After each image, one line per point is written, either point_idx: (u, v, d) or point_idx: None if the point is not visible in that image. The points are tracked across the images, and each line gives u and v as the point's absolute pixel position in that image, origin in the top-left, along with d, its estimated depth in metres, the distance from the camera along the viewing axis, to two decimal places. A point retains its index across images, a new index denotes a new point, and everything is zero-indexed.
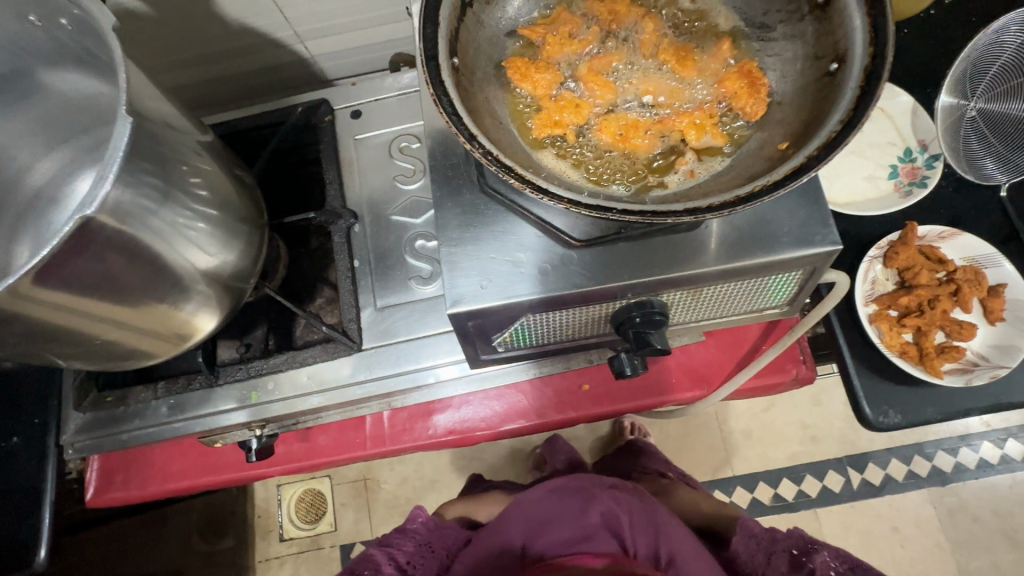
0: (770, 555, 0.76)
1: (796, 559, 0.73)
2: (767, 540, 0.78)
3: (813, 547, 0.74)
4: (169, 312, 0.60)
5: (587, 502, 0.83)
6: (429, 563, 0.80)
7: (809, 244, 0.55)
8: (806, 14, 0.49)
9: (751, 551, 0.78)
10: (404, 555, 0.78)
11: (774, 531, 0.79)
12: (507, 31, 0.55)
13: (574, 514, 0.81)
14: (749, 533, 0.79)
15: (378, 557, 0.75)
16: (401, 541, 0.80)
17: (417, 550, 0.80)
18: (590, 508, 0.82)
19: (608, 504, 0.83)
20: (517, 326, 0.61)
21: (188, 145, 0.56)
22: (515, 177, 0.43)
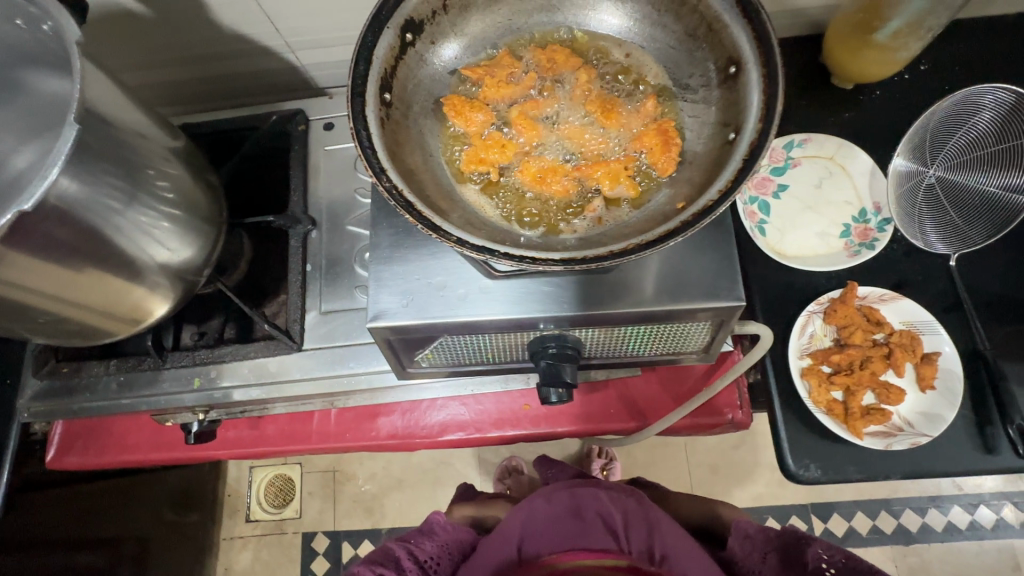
0: (764, 555, 0.77)
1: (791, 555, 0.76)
2: (761, 538, 0.79)
3: (806, 541, 0.76)
4: (114, 299, 0.63)
5: (583, 500, 0.88)
6: (447, 563, 0.88)
7: (713, 298, 0.58)
8: (721, 83, 0.52)
9: (746, 551, 0.79)
10: (424, 554, 0.87)
11: (768, 529, 0.80)
12: (450, 69, 0.59)
13: (570, 512, 0.86)
14: (743, 535, 0.80)
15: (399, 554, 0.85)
16: (422, 540, 0.89)
17: (437, 549, 0.89)
18: (586, 506, 0.87)
19: (604, 502, 0.87)
20: (436, 344, 0.64)
21: (143, 145, 0.61)
22: (413, 213, 0.47)
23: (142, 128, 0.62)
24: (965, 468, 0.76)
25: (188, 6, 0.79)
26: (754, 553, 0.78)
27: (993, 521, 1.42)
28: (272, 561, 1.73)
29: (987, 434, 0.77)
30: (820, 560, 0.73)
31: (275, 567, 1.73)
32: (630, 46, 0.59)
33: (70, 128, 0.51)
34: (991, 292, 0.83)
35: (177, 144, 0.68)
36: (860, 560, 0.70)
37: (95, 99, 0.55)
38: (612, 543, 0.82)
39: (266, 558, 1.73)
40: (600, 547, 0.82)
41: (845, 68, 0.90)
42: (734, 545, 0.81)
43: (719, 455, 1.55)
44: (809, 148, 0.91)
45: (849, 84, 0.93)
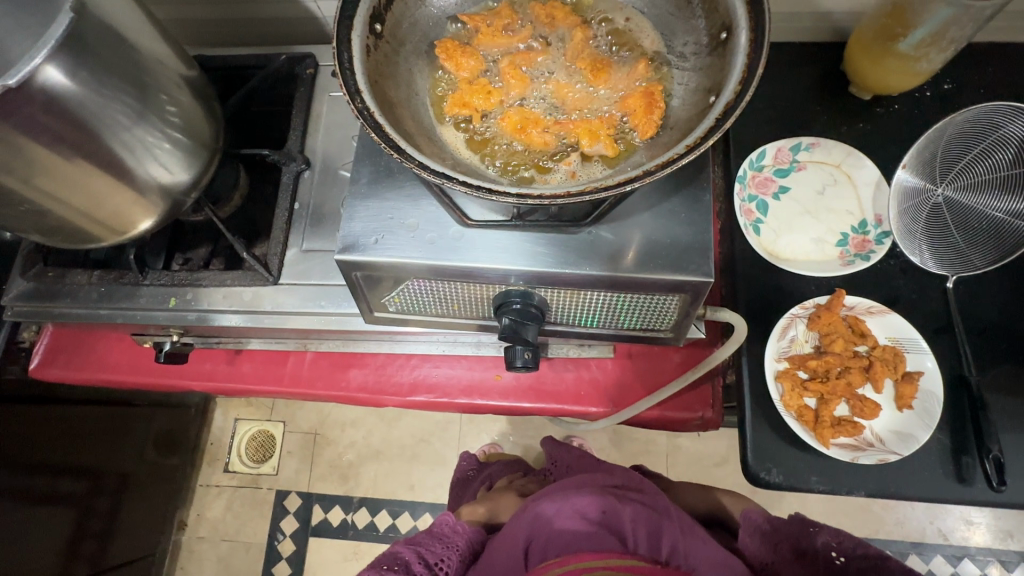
0: (776, 548, 0.79)
1: (800, 546, 0.78)
2: (770, 530, 0.81)
3: (812, 530, 0.77)
4: (100, 201, 0.65)
5: (587, 501, 0.84)
6: (457, 563, 0.93)
7: (681, 272, 0.57)
8: (711, 49, 0.51)
9: (757, 543, 0.81)
10: (433, 556, 0.92)
11: (775, 519, 0.82)
12: (448, 15, 0.59)
13: (575, 513, 0.83)
14: (754, 528, 0.82)
15: (407, 557, 0.91)
16: (430, 543, 0.94)
17: (444, 550, 0.93)
18: (591, 507, 0.83)
19: (608, 501, 0.84)
20: (404, 287, 0.64)
21: (145, 57, 0.62)
22: (381, 136, 0.47)
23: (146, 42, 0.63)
24: (934, 493, 0.73)
25: None
26: (765, 545, 0.80)
27: None
28: (243, 513, 1.75)
29: (961, 464, 0.74)
30: (830, 549, 0.75)
31: (245, 519, 1.75)
32: (630, 9, 0.58)
33: (65, 16, 0.54)
34: (986, 320, 0.80)
35: (182, 65, 0.70)
36: (868, 547, 0.73)
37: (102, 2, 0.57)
38: (619, 545, 0.80)
39: (238, 509, 1.75)
40: (609, 549, 0.79)
41: (864, 76, 0.88)
42: (745, 540, 0.82)
43: (699, 469, 1.52)
44: (817, 152, 0.89)
45: (867, 95, 0.91)
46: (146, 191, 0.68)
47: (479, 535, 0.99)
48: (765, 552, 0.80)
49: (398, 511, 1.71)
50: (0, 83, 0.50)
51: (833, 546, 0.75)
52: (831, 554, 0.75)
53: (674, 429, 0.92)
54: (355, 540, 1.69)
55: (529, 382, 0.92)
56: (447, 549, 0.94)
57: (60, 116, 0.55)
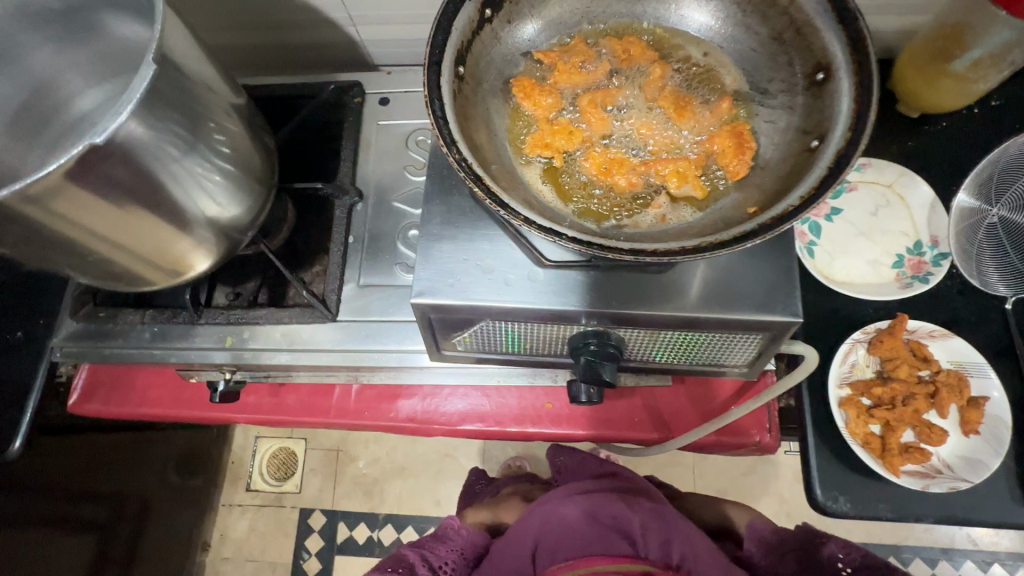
0: (782, 557, 0.83)
1: (806, 556, 0.80)
2: (776, 541, 0.85)
3: (819, 540, 0.81)
4: (165, 245, 0.64)
5: (598, 505, 0.84)
6: (460, 565, 0.92)
7: (769, 311, 0.56)
8: (803, 89, 0.50)
9: (763, 552, 0.85)
10: (437, 560, 0.90)
11: (782, 531, 0.86)
12: (523, 51, 0.58)
13: (585, 516, 0.83)
14: (760, 539, 0.86)
15: (412, 559, 0.88)
16: (434, 545, 0.93)
17: (448, 553, 0.92)
18: (600, 509, 0.84)
19: (618, 506, 0.84)
20: (477, 328, 0.63)
21: (213, 100, 0.61)
22: (481, 187, 0.46)
23: (210, 81, 0.62)
24: (1004, 519, 0.73)
25: None
26: (772, 554, 0.84)
27: None
28: (268, 533, 1.73)
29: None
30: (836, 560, 0.78)
31: (270, 539, 1.73)
32: (708, 45, 0.58)
33: (147, 67, 0.52)
34: None
35: (241, 102, 0.68)
36: (874, 558, 0.76)
37: (173, 45, 0.55)
38: (628, 548, 0.79)
39: (262, 529, 1.74)
40: (618, 552, 0.78)
41: (916, 96, 0.87)
42: (751, 549, 0.86)
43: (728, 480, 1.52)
44: (868, 173, 0.88)
45: (915, 113, 0.90)
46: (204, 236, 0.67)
47: (483, 539, 0.97)
48: (770, 562, 0.83)
49: (424, 527, 1.70)
50: (87, 142, 0.48)
51: (838, 557, 0.78)
52: (837, 565, 0.78)
53: (724, 453, 0.91)
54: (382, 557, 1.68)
55: (579, 409, 0.91)
56: (449, 551, 0.92)
57: (135, 165, 0.53)
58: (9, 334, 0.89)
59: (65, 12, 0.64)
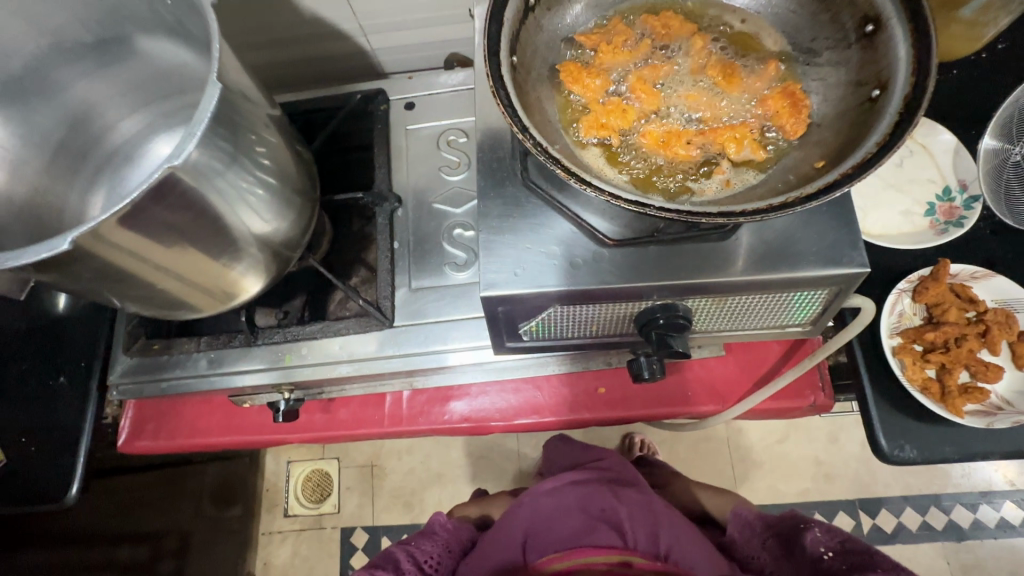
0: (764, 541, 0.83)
1: (787, 539, 0.80)
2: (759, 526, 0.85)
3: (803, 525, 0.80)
4: (221, 270, 0.66)
5: (588, 497, 0.88)
6: (447, 559, 0.90)
7: (836, 264, 0.57)
8: (852, 43, 0.51)
9: (746, 536, 0.86)
10: (423, 554, 0.88)
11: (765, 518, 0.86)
12: (564, 37, 0.59)
13: (577, 509, 0.86)
14: (743, 523, 0.88)
15: (397, 556, 0.86)
16: (421, 542, 0.91)
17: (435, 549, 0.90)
18: (590, 502, 0.87)
19: (607, 498, 0.87)
20: (544, 316, 0.64)
21: (258, 117, 0.62)
22: (561, 167, 0.46)
23: (250, 98, 0.62)
24: None
25: None
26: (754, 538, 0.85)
27: None
28: (311, 555, 1.72)
29: None
30: (819, 544, 0.75)
31: (315, 562, 1.71)
32: (745, 12, 0.59)
33: (212, 87, 0.53)
34: None
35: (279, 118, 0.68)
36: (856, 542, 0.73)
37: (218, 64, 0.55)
38: (618, 540, 0.82)
39: (306, 553, 1.72)
40: (607, 544, 0.82)
41: None
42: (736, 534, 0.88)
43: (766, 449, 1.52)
44: None
45: None
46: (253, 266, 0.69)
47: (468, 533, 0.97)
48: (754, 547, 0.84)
49: None
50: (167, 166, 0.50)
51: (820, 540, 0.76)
52: (819, 551, 0.75)
53: (779, 417, 0.92)
54: None
55: (629, 390, 0.91)
56: (435, 545, 0.91)
57: (196, 186, 0.54)
58: (53, 380, 0.88)
59: (96, 42, 0.63)
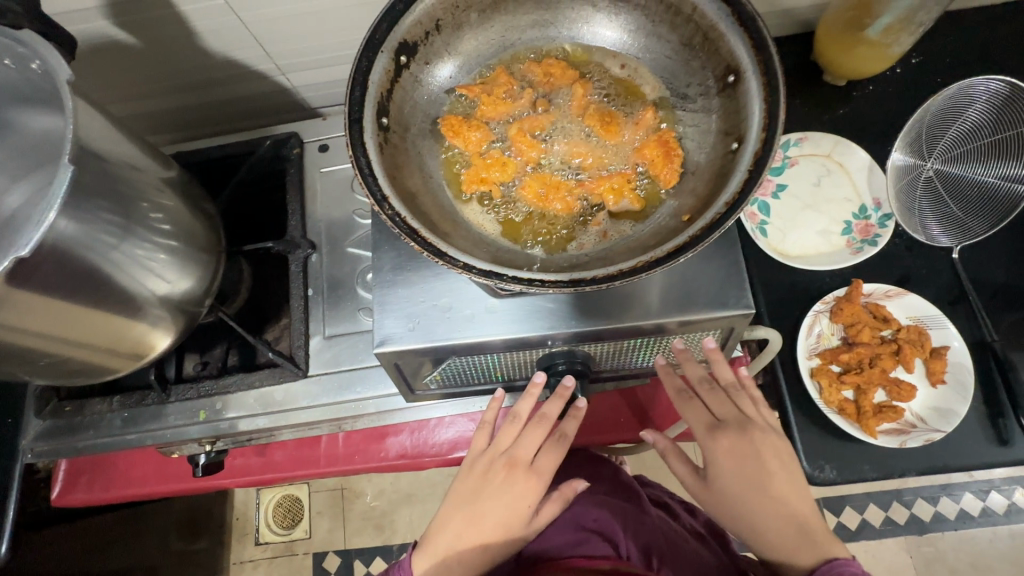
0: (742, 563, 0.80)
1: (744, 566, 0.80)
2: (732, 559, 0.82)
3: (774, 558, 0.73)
4: (124, 325, 0.62)
5: (581, 512, 0.83)
6: None
7: (723, 307, 0.57)
8: (718, 92, 0.52)
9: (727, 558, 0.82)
10: None
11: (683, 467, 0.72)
12: (445, 90, 0.59)
13: (571, 521, 0.82)
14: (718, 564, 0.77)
15: None
16: None
17: None
18: (585, 516, 0.82)
19: (601, 511, 0.83)
20: (444, 366, 0.64)
21: (145, 181, 0.61)
22: (417, 240, 0.46)
23: (137, 162, 0.61)
24: (978, 460, 0.76)
25: (180, 35, 0.80)
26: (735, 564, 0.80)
27: (1005, 506, 1.38)
28: None
29: (1001, 422, 0.77)
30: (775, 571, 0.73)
31: None
32: (624, 56, 0.59)
33: (65, 169, 0.50)
34: (995, 283, 0.83)
35: (173, 175, 0.68)
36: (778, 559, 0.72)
37: (91, 135, 0.55)
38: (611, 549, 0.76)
39: None
40: (601, 554, 0.75)
41: (838, 64, 0.90)
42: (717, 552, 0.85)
43: None
44: (806, 146, 0.91)
45: (842, 81, 0.93)
46: (160, 322, 0.66)
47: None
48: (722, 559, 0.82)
49: None
50: (13, 256, 0.47)
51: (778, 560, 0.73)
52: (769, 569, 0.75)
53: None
54: None
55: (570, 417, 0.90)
56: None
57: (80, 264, 0.53)
58: None
59: None
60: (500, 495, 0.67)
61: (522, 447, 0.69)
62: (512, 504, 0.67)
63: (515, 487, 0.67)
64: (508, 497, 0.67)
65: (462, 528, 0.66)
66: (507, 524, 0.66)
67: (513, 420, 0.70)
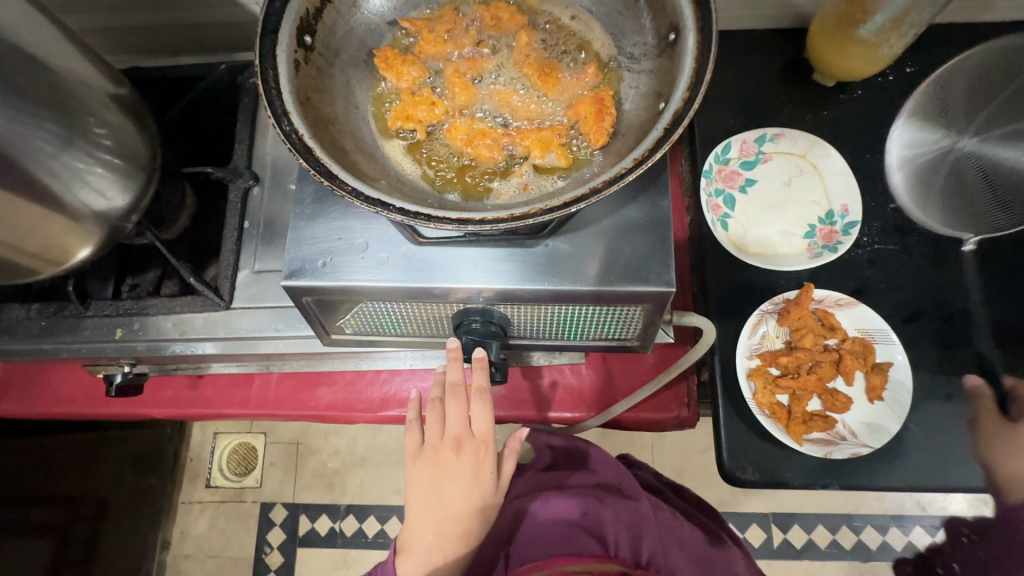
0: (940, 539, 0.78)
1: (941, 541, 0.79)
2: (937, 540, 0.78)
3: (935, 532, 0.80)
4: (34, 226, 0.60)
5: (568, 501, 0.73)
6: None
7: (643, 282, 0.55)
8: (661, 52, 0.49)
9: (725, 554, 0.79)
10: None
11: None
12: (388, 21, 0.56)
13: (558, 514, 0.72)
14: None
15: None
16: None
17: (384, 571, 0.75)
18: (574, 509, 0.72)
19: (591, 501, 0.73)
20: (361, 310, 0.62)
21: (71, 82, 0.58)
22: (309, 160, 0.44)
23: (65, 61, 0.58)
24: (903, 481, 0.74)
25: None
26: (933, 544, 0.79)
27: None
28: (228, 529, 1.48)
29: (936, 450, 0.74)
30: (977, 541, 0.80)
31: (232, 535, 1.48)
32: (576, 8, 0.56)
33: None
34: (953, 306, 0.80)
35: (111, 80, 0.65)
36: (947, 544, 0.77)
37: (30, 38, 0.54)
38: (599, 548, 0.68)
39: (221, 529, 1.49)
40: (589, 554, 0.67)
41: (828, 63, 0.86)
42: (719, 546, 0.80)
43: (684, 458, 1.40)
44: (782, 143, 0.88)
45: (830, 81, 0.89)
46: (81, 218, 0.63)
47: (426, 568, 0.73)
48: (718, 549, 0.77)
49: (387, 516, 1.46)
50: None
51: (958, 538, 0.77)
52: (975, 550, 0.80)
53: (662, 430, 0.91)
54: (345, 548, 1.44)
55: (532, 393, 0.87)
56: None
57: None
58: None
59: None
60: (452, 474, 0.64)
61: (453, 424, 0.65)
62: (470, 483, 0.64)
63: (469, 462, 0.64)
64: (466, 472, 0.64)
65: (434, 520, 0.64)
66: (475, 503, 0.64)
67: (433, 404, 0.68)
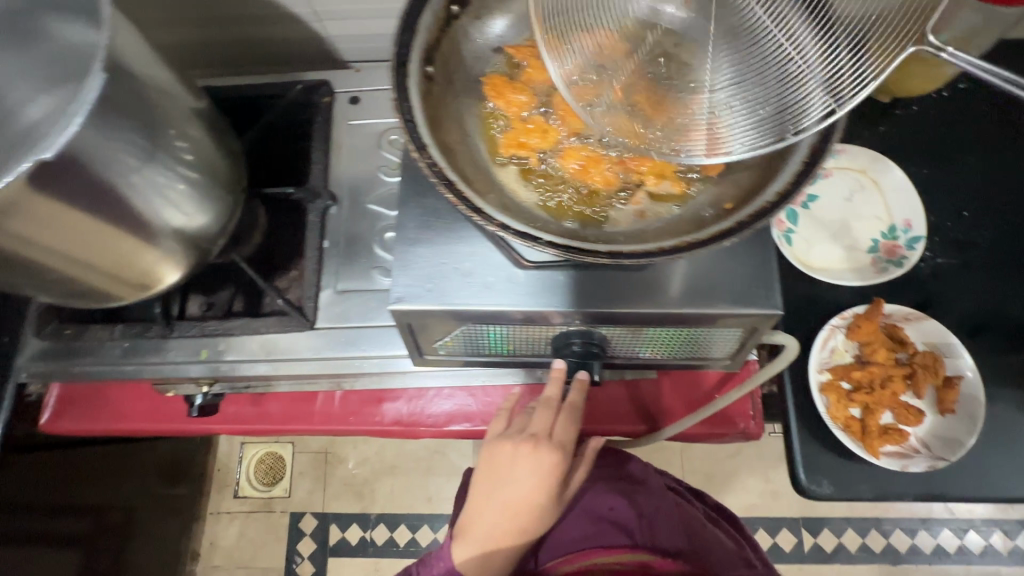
0: None
1: None
2: None
3: None
4: (135, 250, 0.60)
5: (598, 499, 0.74)
6: None
7: (748, 305, 0.56)
8: (775, 85, 0.51)
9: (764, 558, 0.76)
10: None
11: None
12: (494, 47, 0.57)
13: (589, 512, 0.72)
14: None
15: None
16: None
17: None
18: (603, 504, 0.73)
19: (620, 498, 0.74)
20: (458, 332, 0.63)
21: (174, 107, 0.58)
22: (454, 193, 0.46)
23: (169, 86, 0.58)
24: (974, 493, 0.75)
25: None
26: None
27: (981, 547, 1.31)
28: (257, 540, 1.48)
29: (1002, 461, 0.76)
30: None
31: (261, 545, 1.48)
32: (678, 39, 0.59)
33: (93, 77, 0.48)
34: (1014, 320, 0.81)
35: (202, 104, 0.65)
36: None
37: (144, 65, 0.54)
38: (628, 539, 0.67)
39: (252, 539, 1.48)
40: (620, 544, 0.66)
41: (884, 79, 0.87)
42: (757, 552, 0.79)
43: (715, 464, 1.41)
44: (843, 159, 0.90)
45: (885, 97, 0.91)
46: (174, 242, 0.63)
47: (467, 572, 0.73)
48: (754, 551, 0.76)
49: (418, 524, 1.46)
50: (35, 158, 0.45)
51: None
52: None
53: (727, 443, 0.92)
54: (376, 557, 1.44)
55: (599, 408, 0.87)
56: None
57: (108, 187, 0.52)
58: None
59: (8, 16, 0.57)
60: (512, 476, 0.64)
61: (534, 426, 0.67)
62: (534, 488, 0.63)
63: (536, 468, 0.63)
64: (528, 476, 0.63)
65: (488, 521, 0.63)
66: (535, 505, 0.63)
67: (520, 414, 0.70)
